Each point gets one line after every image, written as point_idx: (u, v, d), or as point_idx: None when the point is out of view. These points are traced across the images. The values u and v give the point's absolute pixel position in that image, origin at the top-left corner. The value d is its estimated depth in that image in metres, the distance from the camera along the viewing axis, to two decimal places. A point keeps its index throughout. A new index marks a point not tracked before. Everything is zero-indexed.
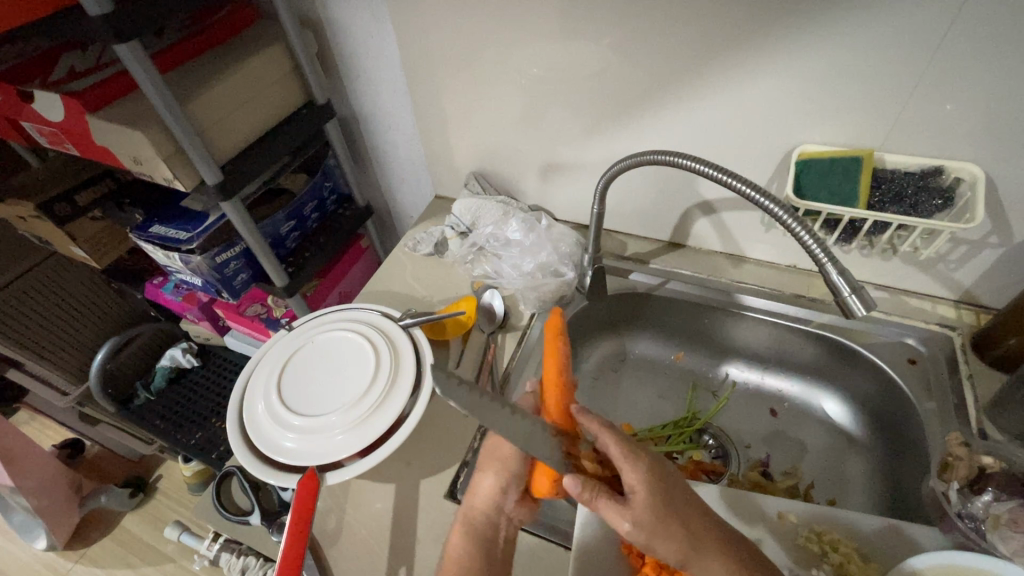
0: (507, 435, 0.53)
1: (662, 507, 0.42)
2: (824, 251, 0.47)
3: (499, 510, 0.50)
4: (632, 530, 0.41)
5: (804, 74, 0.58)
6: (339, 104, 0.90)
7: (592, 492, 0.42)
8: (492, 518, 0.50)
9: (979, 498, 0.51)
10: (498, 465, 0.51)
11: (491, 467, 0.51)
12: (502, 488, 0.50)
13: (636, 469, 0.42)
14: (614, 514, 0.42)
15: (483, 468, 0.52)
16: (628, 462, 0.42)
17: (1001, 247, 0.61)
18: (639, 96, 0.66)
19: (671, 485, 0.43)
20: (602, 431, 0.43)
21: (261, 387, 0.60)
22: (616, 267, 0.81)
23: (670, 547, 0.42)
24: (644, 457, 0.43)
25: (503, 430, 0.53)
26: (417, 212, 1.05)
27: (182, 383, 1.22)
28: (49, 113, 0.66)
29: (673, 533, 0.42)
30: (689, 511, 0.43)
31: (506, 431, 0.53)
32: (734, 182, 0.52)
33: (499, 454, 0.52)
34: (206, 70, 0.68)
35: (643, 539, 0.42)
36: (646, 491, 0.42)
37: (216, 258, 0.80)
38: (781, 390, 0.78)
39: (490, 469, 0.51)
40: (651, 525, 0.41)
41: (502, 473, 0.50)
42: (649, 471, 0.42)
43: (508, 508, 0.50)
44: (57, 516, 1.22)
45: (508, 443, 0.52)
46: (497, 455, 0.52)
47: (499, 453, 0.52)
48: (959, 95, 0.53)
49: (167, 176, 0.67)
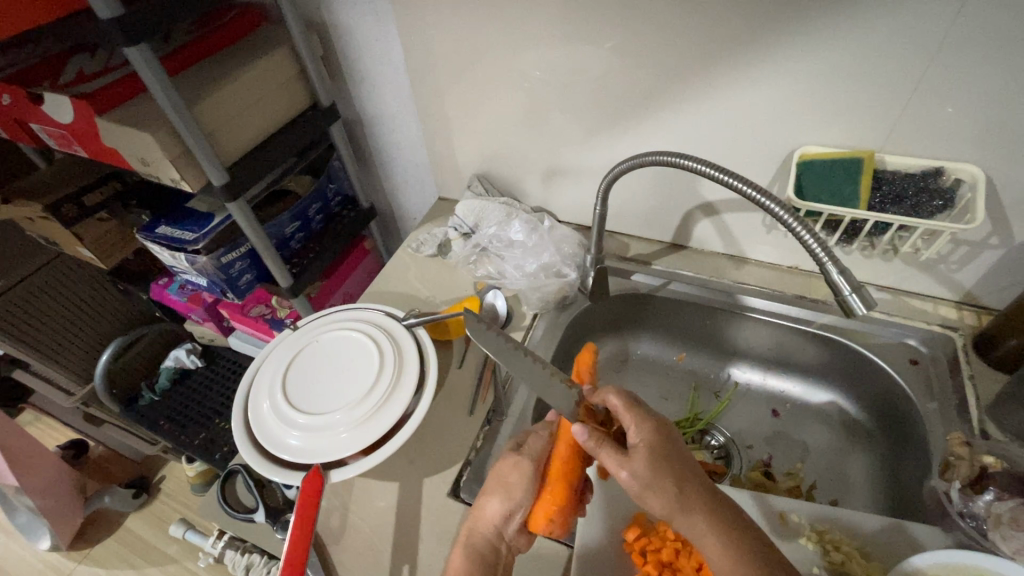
0: (517, 461, 0.51)
1: (661, 461, 0.43)
2: (825, 250, 0.47)
3: (501, 535, 0.49)
4: (629, 478, 0.43)
5: (805, 76, 0.58)
6: (343, 107, 0.91)
7: (597, 441, 0.45)
8: (493, 541, 0.48)
9: (981, 497, 0.50)
10: (505, 493, 0.49)
11: (496, 492, 0.49)
12: (506, 516, 0.48)
13: (639, 425, 0.45)
14: (613, 460, 0.44)
15: (488, 492, 0.50)
16: (633, 418, 0.46)
17: (1002, 247, 0.61)
18: (641, 98, 0.67)
19: (673, 446, 0.45)
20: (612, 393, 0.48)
21: (266, 386, 0.60)
22: (618, 268, 0.81)
23: (661, 501, 0.42)
24: (651, 417, 0.46)
25: (514, 456, 0.51)
26: (420, 213, 1.05)
27: (187, 384, 1.23)
28: (58, 115, 0.67)
29: (668, 488, 0.42)
30: (686, 473, 0.43)
31: (516, 457, 0.51)
32: (735, 183, 0.52)
33: (507, 480, 0.50)
34: (212, 72, 0.69)
35: (638, 490, 0.43)
36: (645, 444, 0.44)
37: (222, 258, 0.80)
38: (782, 390, 0.78)
39: (496, 496, 0.49)
40: (646, 475, 0.43)
41: (509, 502, 0.48)
42: (652, 429, 0.45)
43: (509, 535, 0.49)
44: (60, 517, 1.22)
45: (517, 469, 0.50)
46: (504, 480, 0.50)
47: (507, 479, 0.50)
48: (957, 99, 0.54)
49: (175, 177, 0.67)
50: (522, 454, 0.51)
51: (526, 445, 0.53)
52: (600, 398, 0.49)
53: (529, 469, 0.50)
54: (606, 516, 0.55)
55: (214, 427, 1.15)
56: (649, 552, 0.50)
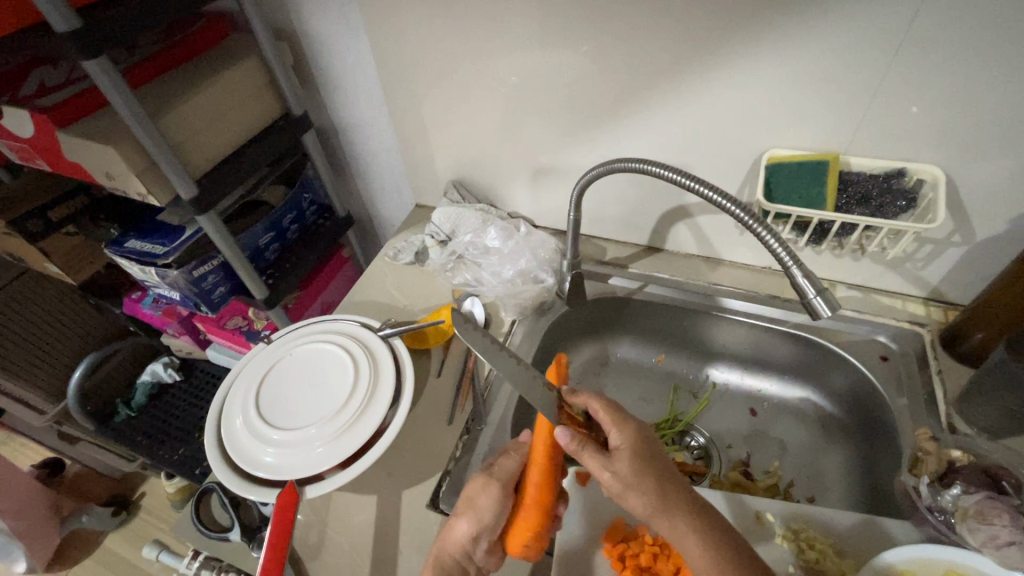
0: (486, 484, 0.51)
1: (642, 462, 0.45)
2: (789, 254, 0.48)
3: (470, 557, 0.48)
4: (612, 480, 0.45)
5: (771, 80, 0.59)
6: (317, 115, 0.90)
7: (579, 445, 0.46)
8: (461, 562, 0.48)
9: (949, 491, 0.51)
10: (474, 514, 0.49)
11: (466, 512, 0.49)
12: (475, 538, 0.48)
13: (619, 428, 0.47)
14: (597, 463, 0.45)
15: (458, 513, 0.49)
16: (613, 422, 0.47)
17: (965, 245, 0.63)
18: (613, 103, 0.68)
19: (653, 449, 0.46)
20: (594, 397, 0.49)
21: (239, 402, 0.59)
22: (595, 272, 0.81)
23: (642, 501, 0.43)
24: (632, 421, 0.48)
25: (483, 478, 0.51)
26: (398, 221, 1.05)
27: (164, 399, 1.21)
28: (19, 129, 0.66)
29: (649, 487, 0.44)
30: (665, 474, 0.45)
31: (485, 478, 0.51)
32: (702, 188, 0.53)
33: (475, 502, 0.49)
34: (179, 84, 0.68)
35: (619, 491, 0.45)
36: (626, 446, 0.46)
37: (193, 272, 0.79)
38: (759, 389, 0.79)
39: (467, 517, 0.48)
40: (628, 476, 0.44)
41: (478, 523, 0.48)
42: (631, 431, 0.47)
43: (478, 557, 0.48)
44: (36, 539, 1.19)
45: (486, 491, 0.50)
46: (473, 502, 0.50)
47: (476, 500, 0.50)
48: (915, 101, 0.55)
49: (141, 191, 0.66)
50: (491, 476, 0.51)
51: (497, 467, 0.53)
52: (581, 402, 0.50)
53: (497, 491, 0.50)
54: (585, 522, 0.55)
55: (193, 442, 1.13)
56: (627, 559, 0.51)
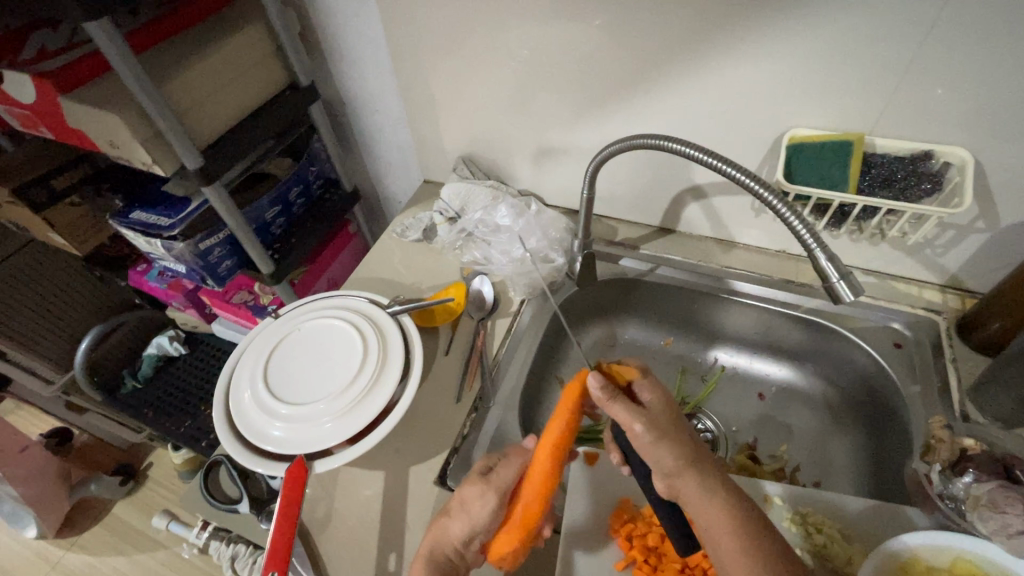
0: (483, 490, 0.49)
1: (671, 421, 0.46)
2: (814, 236, 0.47)
3: (462, 556, 0.49)
4: (645, 429, 0.44)
5: (795, 57, 0.57)
6: (324, 86, 0.88)
7: (613, 394, 0.46)
8: (455, 559, 0.48)
9: (961, 479, 0.51)
10: (468, 518, 0.48)
11: (460, 516, 0.49)
12: (467, 540, 0.48)
13: (649, 385, 0.48)
14: (631, 412, 0.45)
15: (452, 514, 0.49)
16: (645, 381, 0.48)
17: (987, 231, 0.61)
18: (630, 79, 0.66)
19: (677, 412, 0.47)
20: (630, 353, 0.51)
21: (246, 376, 0.59)
22: (606, 252, 0.80)
23: (672, 454, 0.43)
24: (659, 383, 0.49)
25: (480, 484, 0.50)
26: (405, 196, 1.03)
27: (170, 372, 1.21)
28: (21, 94, 0.64)
29: (677, 441, 0.44)
30: (689, 435, 0.46)
31: (482, 485, 0.49)
32: (724, 167, 0.51)
33: (470, 507, 0.49)
34: (184, 50, 0.66)
35: (650, 444, 0.44)
36: (657, 403, 0.47)
37: (200, 244, 0.78)
38: (768, 373, 0.78)
39: (460, 523, 0.48)
40: (661, 428, 0.45)
41: (471, 529, 0.48)
42: (661, 391, 0.48)
43: (469, 556, 0.49)
44: (46, 506, 1.21)
45: (482, 499, 0.49)
46: (467, 506, 0.49)
47: (470, 504, 0.49)
48: (944, 82, 0.53)
49: (146, 161, 0.65)
50: (489, 483, 0.50)
51: (496, 474, 0.50)
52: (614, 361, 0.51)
53: (494, 500, 0.48)
54: (592, 501, 0.55)
55: (199, 415, 1.14)
56: (635, 538, 0.51)
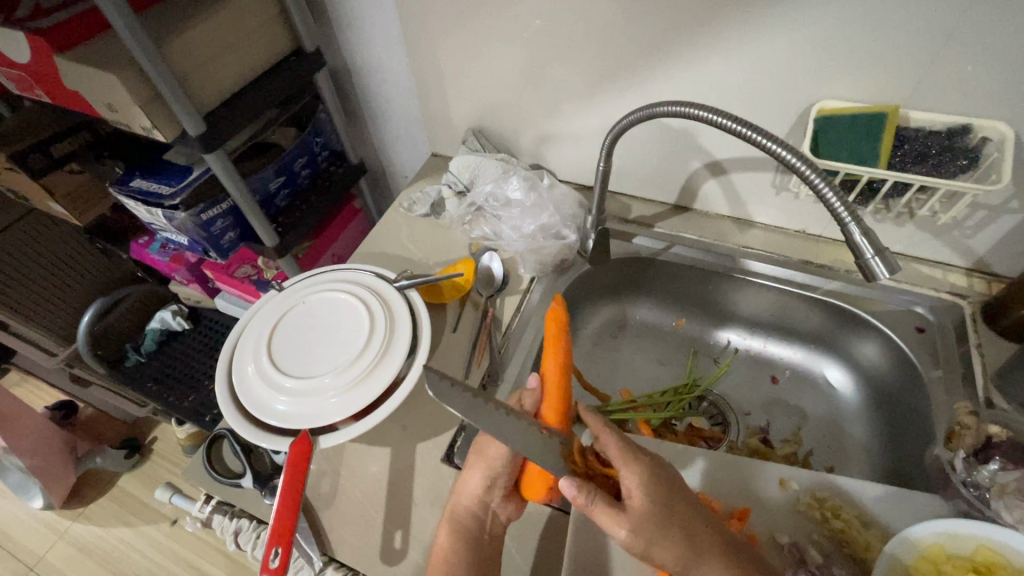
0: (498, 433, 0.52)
1: (663, 514, 0.41)
2: (848, 209, 0.44)
3: (485, 507, 0.50)
4: (631, 537, 0.40)
5: (826, 25, 0.54)
6: (330, 54, 0.85)
7: (588, 497, 0.41)
8: (478, 514, 0.50)
9: (986, 467, 0.49)
10: (486, 465, 0.50)
11: (478, 464, 0.51)
12: (488, 487, 0.50)
13: (634, 475, 0.42)
14: (611, 519, 0.40)
15: (471, 465, 0.51)
16: (626, 467, 0.42)
17: (1021, 213, 0.58)
18: (649, 47, 0.62)
19: (672, 493, 0.42)
20: (607, 432, 0.43)
21: (250, 348, 0.58)
22: (620, 230, 0.78)
23: (667, 554, 0.40)
24: (645, 461, 0.43)
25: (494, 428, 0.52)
26: (412, 171, 1.01)
27: (173, 346, 1.20)
28: (15, 54, 0.62)
29: (672, 539, 0.40)
30: (688, 519, 0.41)
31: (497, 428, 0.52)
32: (752, 135, 0.48)
33: (487, 451, 0.51)
34: (184, 10, 0.63)
35: (641, 548, 0.40)
36: (642, 496, 0.41)
37: (202, 215, 0.76)
38: (782, 357, 0.76)
39: (478, 468, 0.51)
40: (650, 533, 0.40)
41: (490, 473, 0.50)
42: (648, 477, 0.42)
43: (494, 504, 0.51)
44: (52, 477, 1.21)
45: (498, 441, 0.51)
46: (485, 453, 0.51)
47: (487, 451, 0.51)
48: (987, 51, 0.50)
49: (147, 125, 0.63)
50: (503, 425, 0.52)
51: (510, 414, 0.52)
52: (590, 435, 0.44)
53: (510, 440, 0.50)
54: None
55: (203, 389, 1.13)
56: None
